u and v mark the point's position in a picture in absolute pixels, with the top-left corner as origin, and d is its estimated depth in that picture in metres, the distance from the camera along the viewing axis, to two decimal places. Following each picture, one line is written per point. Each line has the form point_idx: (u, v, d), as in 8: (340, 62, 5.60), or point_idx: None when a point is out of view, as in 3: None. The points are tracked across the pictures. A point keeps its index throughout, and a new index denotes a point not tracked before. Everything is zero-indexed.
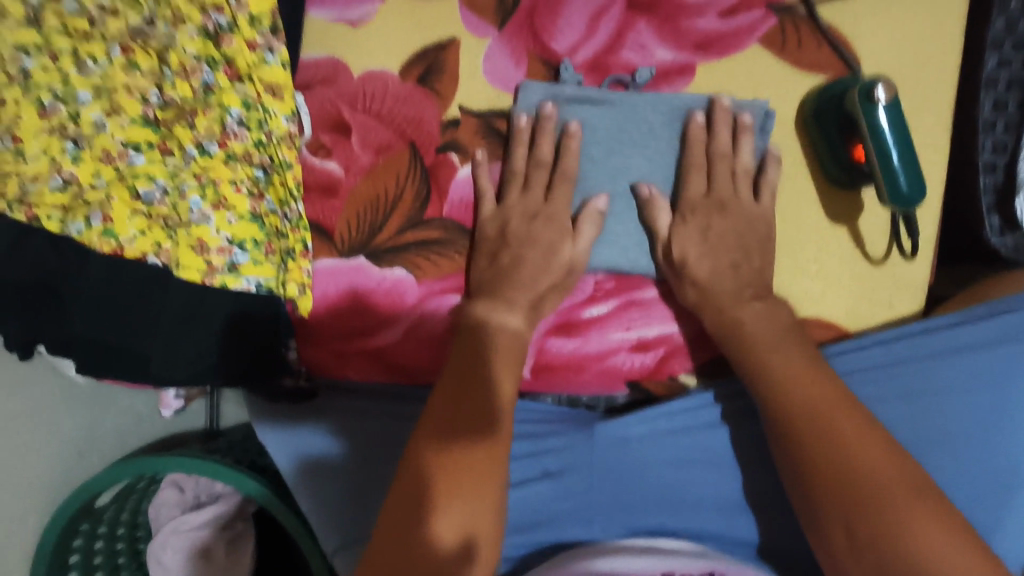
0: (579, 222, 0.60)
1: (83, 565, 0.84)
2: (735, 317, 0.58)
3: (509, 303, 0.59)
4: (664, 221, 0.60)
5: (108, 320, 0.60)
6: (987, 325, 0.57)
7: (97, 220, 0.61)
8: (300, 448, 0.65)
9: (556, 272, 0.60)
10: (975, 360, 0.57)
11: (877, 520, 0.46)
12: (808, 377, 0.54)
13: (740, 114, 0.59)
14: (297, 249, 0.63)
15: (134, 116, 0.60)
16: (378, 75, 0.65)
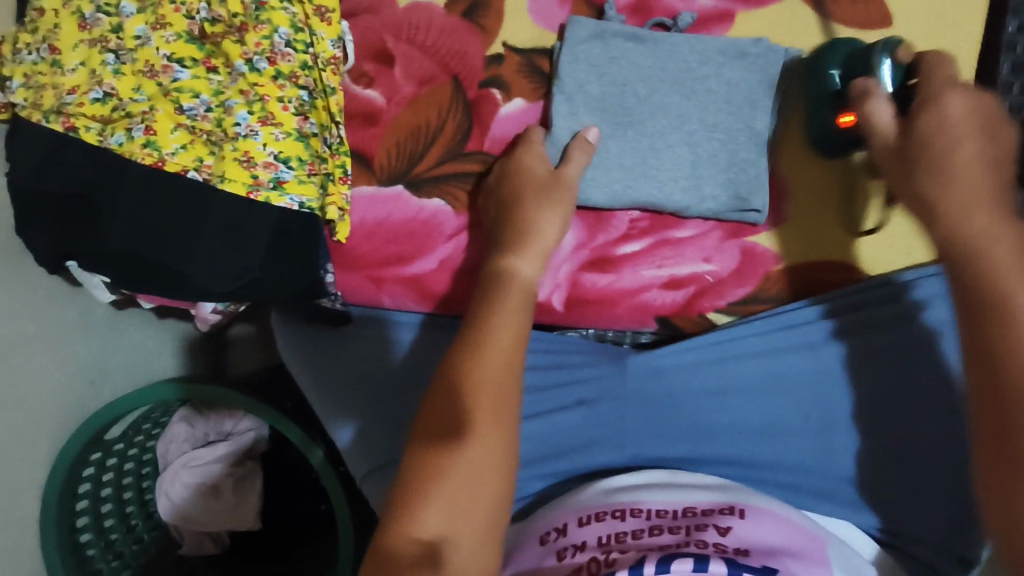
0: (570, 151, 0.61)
1: (93, 494, 0.84)
2: (966, 226, 0.48)
3: (534, 233, 0.59)
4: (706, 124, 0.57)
5: (145, 233, 0.59)
6: None
7: (139, 131, 0.60)
8: (336, 376, 0.66)
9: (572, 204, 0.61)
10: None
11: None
12: (1004, 234, 0.47)
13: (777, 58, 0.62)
14: (336, 175, 0.64)
15: (179, 31, 0.60)
16: (424, 7, 0.66)
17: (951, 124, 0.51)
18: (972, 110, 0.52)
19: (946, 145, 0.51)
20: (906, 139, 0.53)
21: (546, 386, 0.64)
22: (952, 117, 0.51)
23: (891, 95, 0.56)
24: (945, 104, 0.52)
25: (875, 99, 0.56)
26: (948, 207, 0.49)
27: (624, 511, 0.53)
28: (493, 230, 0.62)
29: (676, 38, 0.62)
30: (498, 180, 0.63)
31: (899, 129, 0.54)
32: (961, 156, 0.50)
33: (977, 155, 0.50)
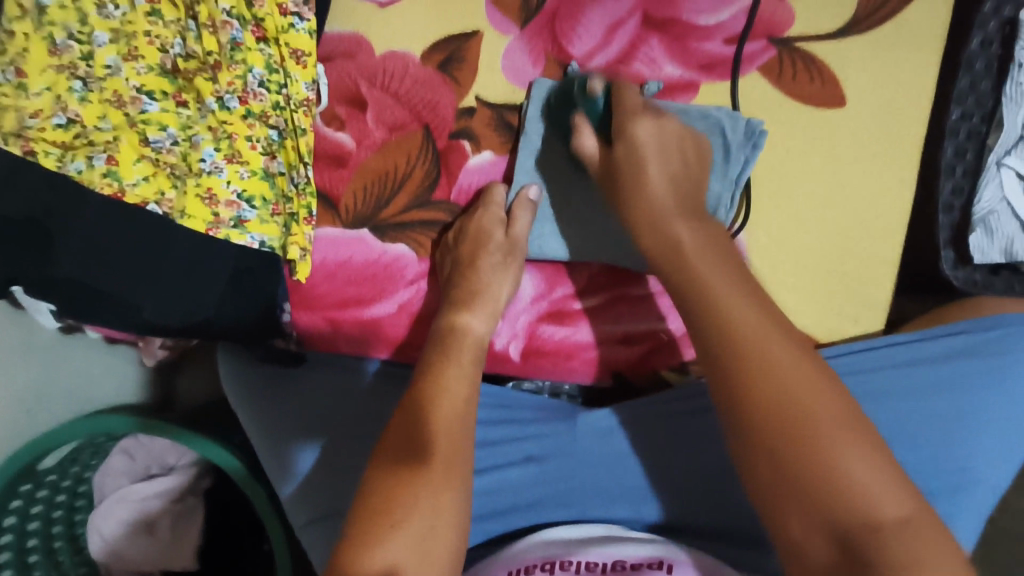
0: (513, 212, 0.63)
1: (18, 528, 0.80)
2: (672, 234, 0.53)
3: (485, 293, 0.60)
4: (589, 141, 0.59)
5: (101, 265, 0.59)
6: (945, 341, 0.64)
7: (100, 161, 0.59)
8: (278, 426, 0.64)
9: (519, 259, 0.63)
10: (951, 368, 0.63)
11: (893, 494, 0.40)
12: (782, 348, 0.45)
13: (735, 131, 0.63)
14: (301, 214, 0.63)
15: (152, 64, 0.60)
16: (400, 55, 0.67)
17: (646, 150, 0.56)
18: (655, 132, 0.57)
19: (637, 172, 0.56)
20: (608, 165, 0.58)
21: (497, 440, 0.64)
22: (641, 143, 0.56)
23: (598, 118, 0.60)
24: (634, 133, 0.57)
25: (582, 134, 0.60)
26: (646, 224, 0.55)
27: (555, 564, 0.51)
28: (446, 282, 0.63)
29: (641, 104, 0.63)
30: (456, 237, 0.64)
31: (602, 159, 0.59)
32: (656, 177, 0.56)
33: (663, 168, 0.56)
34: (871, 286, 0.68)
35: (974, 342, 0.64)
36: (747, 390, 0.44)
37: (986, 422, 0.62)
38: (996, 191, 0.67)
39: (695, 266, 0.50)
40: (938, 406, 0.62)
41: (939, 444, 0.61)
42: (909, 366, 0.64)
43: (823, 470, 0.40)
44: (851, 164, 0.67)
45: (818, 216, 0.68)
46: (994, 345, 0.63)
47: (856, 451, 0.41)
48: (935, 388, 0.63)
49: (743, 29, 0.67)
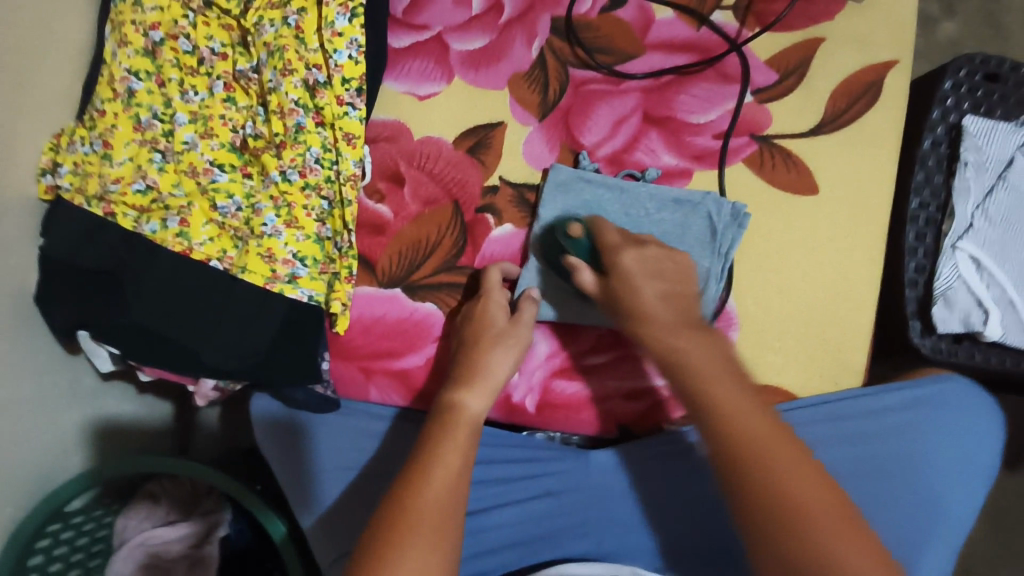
0: (520, 308, 0.70)
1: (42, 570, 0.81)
2: (672, 343, 0.57)
3: (486, 372, 0.65)
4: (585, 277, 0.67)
5: (165, 313, 0.66)
6: (900, 393, 0.74)
7: (173, 223, 0.68)
8: (307, 472, 0.72)
9: (523, 339, 0.68)
10: (906, 416, 0.73)
11: (819, 502, 0.48)
12: (724, 379, 0.54)
13: (719, 211, 0.74)
14: (342, 274, 0.71)
15: (223, 142, 0.71)
16: (435, 141, 0.77)
17: (632, 278, 0.63)
18: (638, 258, 0.64)
19: (627, 289, 0.63)
20: (607, 290, 0.65)
21: (516, 478, 0.72)
22: (629, 273, 0.63)
23: (589, 258, 0.69)
24: (620, 263, 0.64)
25: (580, 271, 0.67)
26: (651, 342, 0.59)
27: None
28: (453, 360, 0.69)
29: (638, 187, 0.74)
30: (462, 321, 0.71)
31: (600, 289, 0.65)
32: (648, 294, 0.61)
33: (653, 285, 0.62)
34: (847, 351, 0.76)
35: (923, 396, 0.74)
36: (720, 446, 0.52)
37: (935, 466, 0.71)
38: (953, 270, 0.76)
39: (701, 371, 0.55)
40: (890, 451, 0.72)
41: (893, 485, 0.71)
42: (867, 417, 0.73)
43: (781, 507, 0.48)
44: (826, 244, 0.77)
45: (799, 287, 0.77)
46: (938, 399, 0.73)
47: (808, 488, 0.49)
48: (888, 436, 0.72)
49: (728, 127, 0.78)
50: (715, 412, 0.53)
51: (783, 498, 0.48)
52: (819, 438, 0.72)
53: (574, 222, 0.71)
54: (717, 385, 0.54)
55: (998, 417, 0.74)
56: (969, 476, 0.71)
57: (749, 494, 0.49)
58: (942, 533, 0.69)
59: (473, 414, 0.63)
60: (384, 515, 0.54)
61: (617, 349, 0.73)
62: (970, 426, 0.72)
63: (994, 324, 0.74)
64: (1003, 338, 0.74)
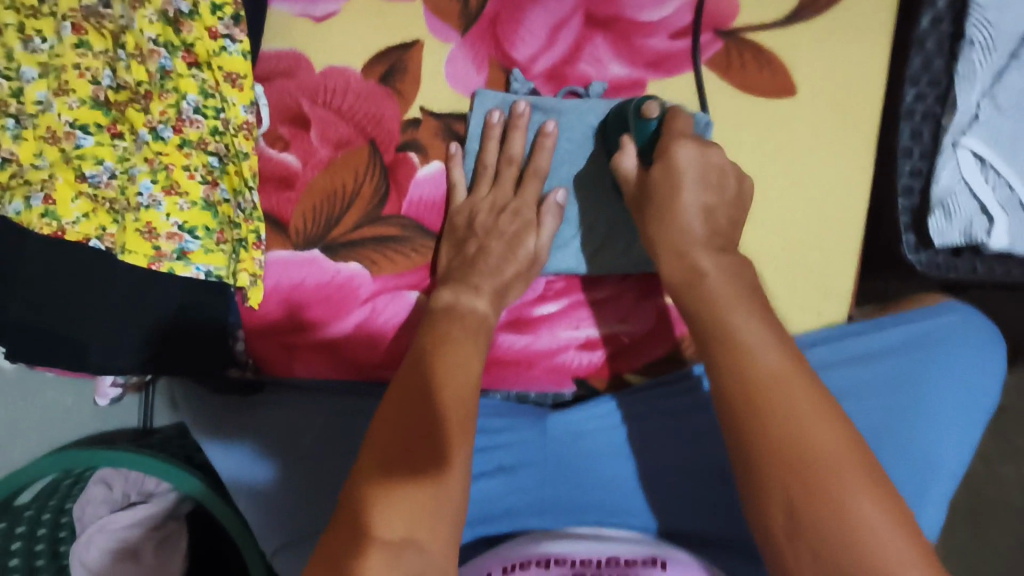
0: (541, 214, 0.63)
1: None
2: (695, 264, 0.50)
3: (475, 289, 0.59)
4: (630, 161, 0.57)
5: (42, 306, 0.57)
6: (896, 332, 0.66)
7: (37, 200, 0.57)
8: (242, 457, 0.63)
9: (522, 261, 0.62)
10: (901, 359, 0.64)
11: (845, 461, 0.40)
12: (745, 306, 0.47)
13: None
14: (249, 240, 0.62)
15: (83, 97, 0.58)
16: (340, 71, 0.65)
17: (682, 178, 0.52)
18: (697, 158, 0.52)
19: (669, 194, 0.52)
20: (645, 185, 0.55)
21: None
22: (678, 167, 0.52)
23: (648, 139, 0.57)
24: (675, 155, 0.52)
25: (625, 153, 0.57)
26: (672, 254, 0.51)
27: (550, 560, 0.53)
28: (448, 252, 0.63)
29: (584, 106, 0.63)
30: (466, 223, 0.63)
31: (638, 178, 0.56)
32: (687, 208, 0.51)
33: (700, 199, 0.51)
34: (833, 277, 0.67)
35: (919, 332, 0.65)
36: (760, 404, 0.42)
37: (935, 412, 0.62)
38: (954, 172, 0.65)
39: (717, 299, 0.47)
40: (894, 403, 0.63)
41: (890, 440, 0.62)
42: (858, 363, 0.64)
43: (805, 481, 0.40)
44: (806, 153, 0.66)
45: (777, 210, 0.67)
46: (940, 339, 0.64)
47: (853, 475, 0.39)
48: (885, 385, 0.63)
49: (687, 23, 0.65)
50: (738, 352, 0.44)
51: (829, 494, 0.39)
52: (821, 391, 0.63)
53: (652, 100, 0.57)
54: (735, 315, 0.46)
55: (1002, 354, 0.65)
56: (969, 423, 0.63)
57: (767, 464, 0.41)
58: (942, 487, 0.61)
59: (476, 315, 0.57)
60: (383, 432, 0.46)
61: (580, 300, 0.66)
62: (971, 366, 0.64)
63: (999, 232, 0.64)
64: (1009, 247, 0.65)
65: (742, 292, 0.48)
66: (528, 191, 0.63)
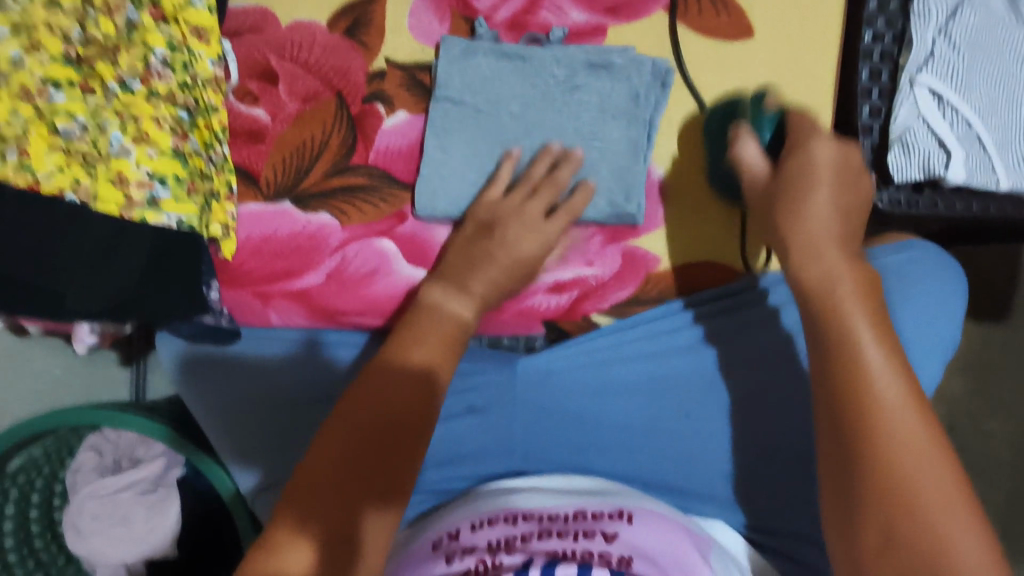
0: (555, 214, 0.61)
1: None
2: (829, 269, 0.50)
3: (466, 288, 0.57)
4: (752, 153, 0.59)
5: (11, 255, 0.54)
6: (863, 267, 0.66)
7: (10, 154, 0.52)
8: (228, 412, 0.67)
9: (508, 246, 0.59)
10: None
11: (936, 482, 0.41)
12: (868, 306, 0.48)
13: (639, 67, 0.64)
14: (221, 192, 0.65)
15: (54, 53, 0.54)
16: (306, 25, 0.67)
17: (820, 175, 0.55)
18: (838, 157, 0.56)
19: (796, 196, 0.55)
20: (771, 176, 0.57)
21: None
22: (816, 164, 0.55)
23: (766, 143, 0.60)
24: (812, 147, 0.56)
25: (743, 144, 0.60)
26: (802, 242, 0.52)
27: (517, 516, 0.53)
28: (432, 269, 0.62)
29: (546, 53, 0.64)
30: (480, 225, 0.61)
31: (767, 167, 0.58)
32: (819, 199, 0.54)
33: (834, 192, 0.54)
34: None
35: (884, 266, 0.66)
36: (869, 416, 0.44)
37: (899, 345, 0.64)
38: (912, 109, 0.66)
39: (832, 293, 0.49)
40: None
41: None
42: None
43: (898, 494, 0.41)
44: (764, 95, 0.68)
45: None
46: (902, 272, 0.66)
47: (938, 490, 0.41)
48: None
49: None
50: (854, 358, 0.46)
51: (911, 496, 0.41)
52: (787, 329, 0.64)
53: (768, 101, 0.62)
54: (849, 306, 0.48)
55: (959, 281, 0.67)
56: (931, 351, 0.65)
57: (869, 473, 0.42)
58: None
59: (451, 320, 0.56)
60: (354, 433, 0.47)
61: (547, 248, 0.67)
62: (931, 296, 0.66)
63: (957, 167, 0.65)
64: (965, 181, 0.65)
65: (866, 302, 0.48)
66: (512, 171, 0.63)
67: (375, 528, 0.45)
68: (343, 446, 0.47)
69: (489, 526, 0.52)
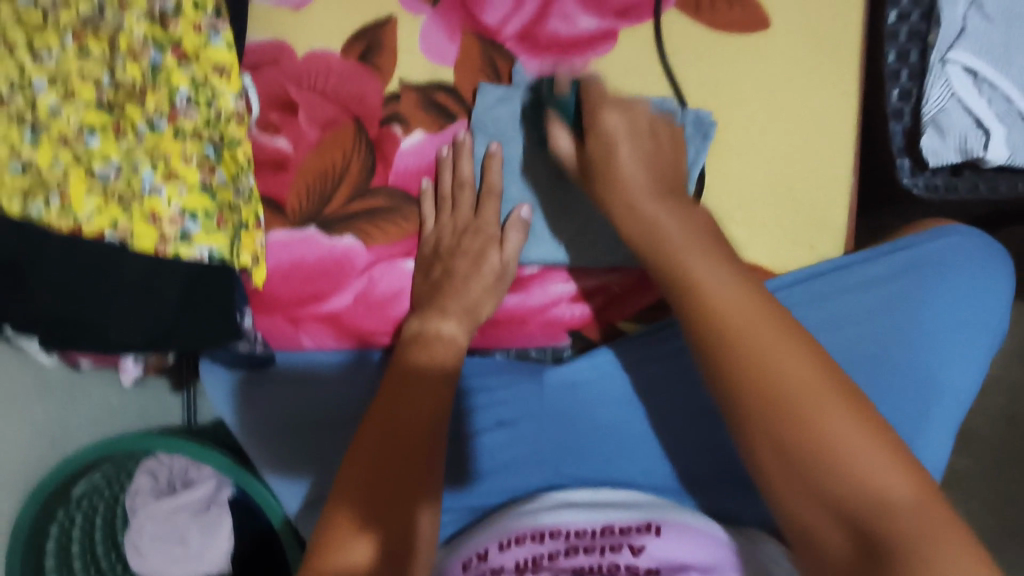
0: (506, 231, 0.64)
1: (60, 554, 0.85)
2: (649, 216, 0.53)
3: (444, 311, 0.62)
4: (563, 139, 0.61)
5: (69, 295, 0.60)
6: (895, 259, 0.63)
7: (54, 199, 0.57)
8: (261, 434, 0.69)
9: (487, 276, 0.64)
10: (894, 286, 0.62)
11: (849, 427, 0.40)
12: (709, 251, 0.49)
13: (679, 121, 0.64)
14: (250, 223, 0.66)
15: (88, 100, 0.58)
16: (321, 54, 0.69)
17: (615, 138, 0.57)
18: (625, 120, 0.58)
19: (608, 154, 0.57)
20: (585, 161, 0.59)
21: (465, 411, 0.65)
22: (610, 132, 0.57)
23: (571, 115, 0.61)
24: (601, 122, 0.57)
25: (557, 135, 0.61)
26: (637, 226, 0.54)
27: (545, 534, 0.53)
28: (418, 302, 0.65)
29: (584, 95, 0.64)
30: (468, 258, 0.64)
31: (576, 152, 0.60)
32: (628, 163, 0.56)
33: (638, 154, 0.56)
34: (826, 207, 0.66)
35: (921, 257, 0.62)
36: (732, 364, 0.43)
37: (936, 334, 0.61)
38: (943, 88, 0.62)
39: (676, 249, 0.50)
40: (891, 332, 0.62)
41: (894, 369, 0.61)
42: (856, 293, 0.63)
43: (810, 434, 0.40)
44: (785, 86, 0.66)
45: (762, 145, 0.66)
46: (939, 258, 0.62)
47: (874, 454, 0.39)
48: (881, 314, 0.62)
49: None
50: (697, 288, 0.47)
51: (804, 402, 0.41)
52: (813, 325, 0.62)
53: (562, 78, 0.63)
54: (690, 254, 0.49)
55: (1008, 270, 0.63)
56: (976, 338, 0.61)
57: (752, 397, 0.42)
58: (947, 411, 0.61)
59: (445, 337, 0.61)
60: (392, 439, 0.51)
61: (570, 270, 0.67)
62: (974, 285, 0.62)
63: (997, 146, 0.62)
64: (1009, 161, 0.62)
65: (699, 242, 0.50)
66: (487, 209, 0.65)
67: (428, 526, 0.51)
68: (377, 449, 0.51)
69: (516, 545, 0.52)
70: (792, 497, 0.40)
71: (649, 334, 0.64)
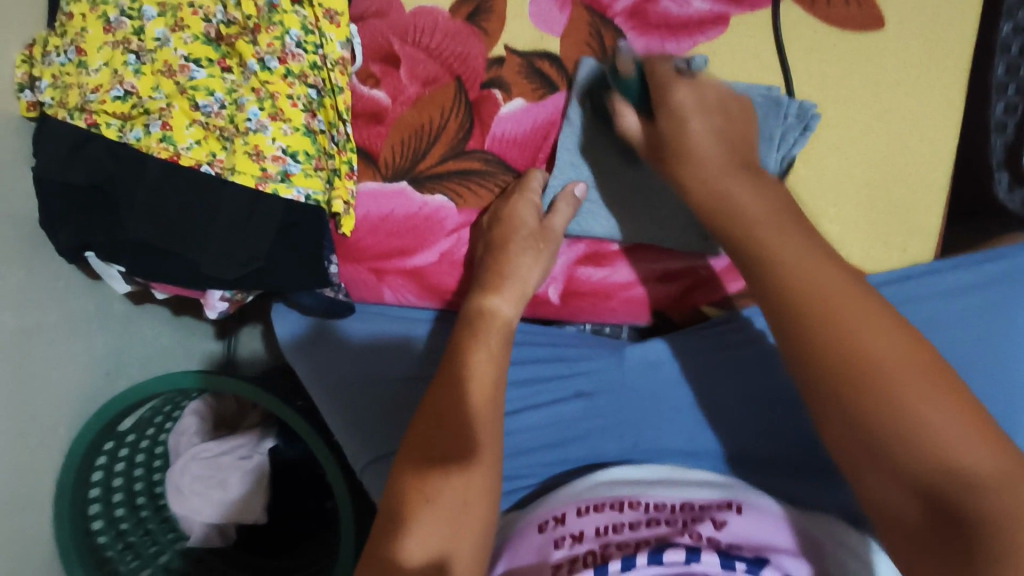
0: (557, 202, 0.64)
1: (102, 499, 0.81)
2: (717, 187, 0.51)
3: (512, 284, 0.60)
4: (631, 119, 0.59)
5: (163, 224, 0.60)
6: (988, 270, 0.63)
7: (155, 126, 0.60)
8: (334, 382, 0.69)
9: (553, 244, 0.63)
10: (988, 295, 0.62)
11: (950, 418, 0.36)
12: (796, 233, 0.46)
13: (789, 109, 0.63)
14: (343, 170, 0.65)
15: (196, 33, 0.61)
16: (429, 10, 0.69)
17: (685, 112, 0.54)
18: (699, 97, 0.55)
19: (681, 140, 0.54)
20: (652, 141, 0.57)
21: (544, 378, 0.66)
22: (681, 108, 0.55)
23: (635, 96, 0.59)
24: (672, 99, 0.55)
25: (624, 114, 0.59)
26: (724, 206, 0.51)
27: (623, 504, 0.52)
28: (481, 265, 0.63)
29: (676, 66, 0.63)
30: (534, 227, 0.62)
31: (646, 135, 0.58)
32: (698, 133, 0.54)
33: (709, 125, 0.54)
34: (920, 213, 0.67)
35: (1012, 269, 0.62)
36: (811, 329, 0.41)
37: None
38: None
39: (767, 241, 0.46)
40: (983, 340, 0.61)
41: (985, 378, 0.60)
42: (950, 299, 0.62)
43: (902, 418, 0.36)
44: (892, 88, 0.66)
45: (862, 145, 0.67)
46: None
47: (969, 443, 0.35)
48: (972, 321, 0.61)
49: None
50: (770, 263, 0.45)
51: (896, 378, 0.37)
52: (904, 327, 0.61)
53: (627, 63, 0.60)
54: (782, 250, 0.45)
55: None
56: None
57: (830, 366, 0.39)
58: None
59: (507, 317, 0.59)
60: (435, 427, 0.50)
61: (656, 252, 0.67)
62: None
63: None
64: None
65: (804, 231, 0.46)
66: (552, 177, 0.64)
67: (447, 492, 0.46)
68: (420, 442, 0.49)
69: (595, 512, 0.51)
70: (871, 479, 0.38)
71: (727, 322, 0.65)
